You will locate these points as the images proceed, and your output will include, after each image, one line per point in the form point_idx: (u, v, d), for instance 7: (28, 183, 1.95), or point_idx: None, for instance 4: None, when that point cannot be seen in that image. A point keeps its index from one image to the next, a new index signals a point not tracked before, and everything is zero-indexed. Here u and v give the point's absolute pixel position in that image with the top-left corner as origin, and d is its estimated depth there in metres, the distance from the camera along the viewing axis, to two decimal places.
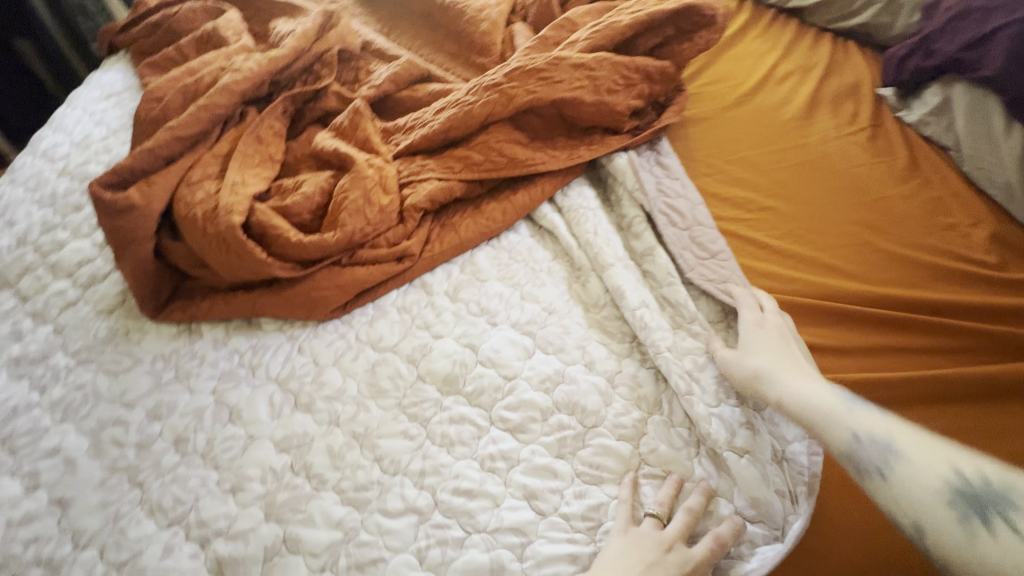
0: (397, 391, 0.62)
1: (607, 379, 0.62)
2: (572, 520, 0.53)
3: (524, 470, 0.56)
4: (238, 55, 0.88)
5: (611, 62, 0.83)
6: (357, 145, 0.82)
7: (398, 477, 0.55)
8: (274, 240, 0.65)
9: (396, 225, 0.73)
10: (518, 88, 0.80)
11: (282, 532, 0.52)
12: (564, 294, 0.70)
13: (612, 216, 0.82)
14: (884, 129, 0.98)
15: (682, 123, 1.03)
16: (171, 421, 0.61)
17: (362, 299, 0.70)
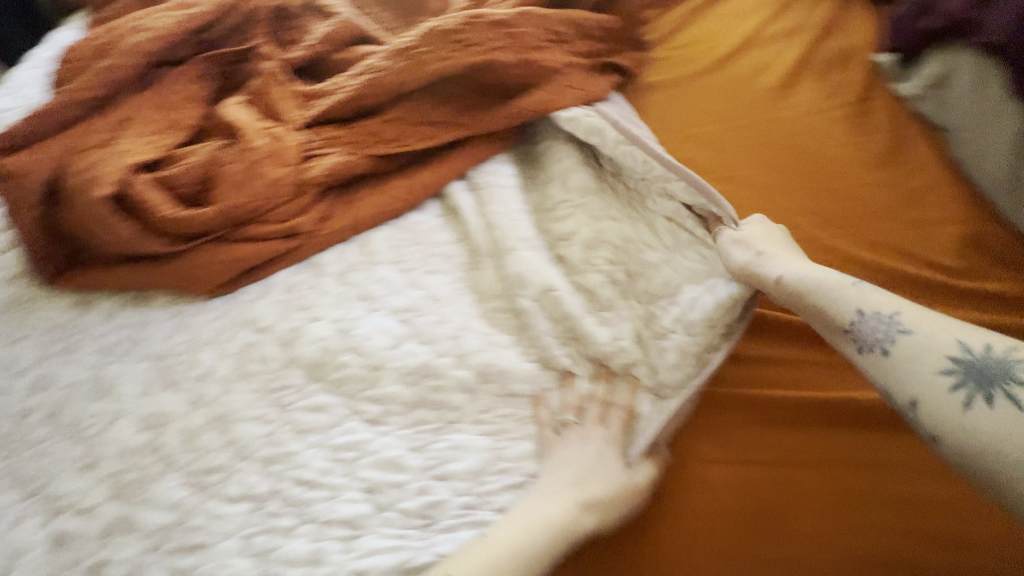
0: (264, 376, 0.61)
1: (475, 373, 0.59)
2: (407, 517, 0.52)
3: (371, 462, 0.55)
4: (158, 12, 0.84)
5: (533, 17, 0.79)
6: (265, 113, 0.78)
7: (243, 463, 0.55)
8: (148, 213, 0.65)
9: (292, 200, 0.70)
10: (429, 50, 0.75)
11: (123, 511, 0.53)
12: (454, 282, 0.67)
13: (532, 196, 0.75)
14: (871, 103, 0.85)
15: (640, 91, 0.93)
16: (48, 394, 0.61)
17: (249, 276, 0.68)
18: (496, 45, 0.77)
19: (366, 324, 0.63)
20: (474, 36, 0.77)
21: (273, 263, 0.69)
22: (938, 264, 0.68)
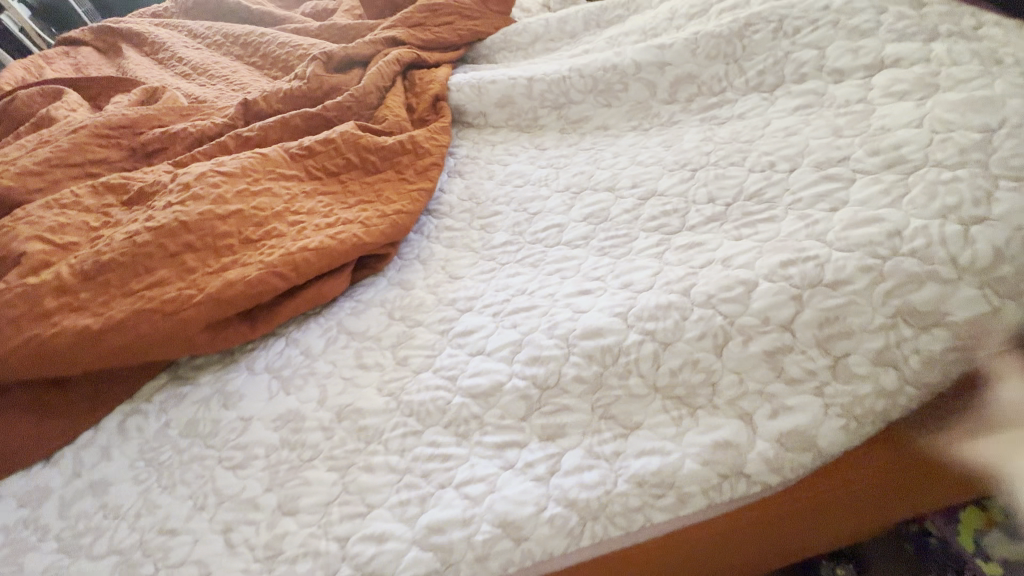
0: (196, 482, 0.64)
1: (415, 529, 0.57)
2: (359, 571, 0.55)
3: (359, 538, 0.57)
4: (63, 128, 0.99)
5: (411, 151, 0.92)
6: (182, 208, 0.75)
7: (190, 527, 0.60)
8: (34, 340, 0.62)
9: (325, 282, 0.77)
10: (371, 212, 0.83)
11: (67, 558, 0.59)
12: (333, 481, 0.62)
13: (441, 273, 0.82)
14: (718, 145, 0.76)
15: (504, 140, 1.01)
16: None
17: (122, 347, 0.64)
18: (382, 208, 0.84)
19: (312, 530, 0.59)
20: (365, 200, 0.86)
21: (156, 354, 0.65)
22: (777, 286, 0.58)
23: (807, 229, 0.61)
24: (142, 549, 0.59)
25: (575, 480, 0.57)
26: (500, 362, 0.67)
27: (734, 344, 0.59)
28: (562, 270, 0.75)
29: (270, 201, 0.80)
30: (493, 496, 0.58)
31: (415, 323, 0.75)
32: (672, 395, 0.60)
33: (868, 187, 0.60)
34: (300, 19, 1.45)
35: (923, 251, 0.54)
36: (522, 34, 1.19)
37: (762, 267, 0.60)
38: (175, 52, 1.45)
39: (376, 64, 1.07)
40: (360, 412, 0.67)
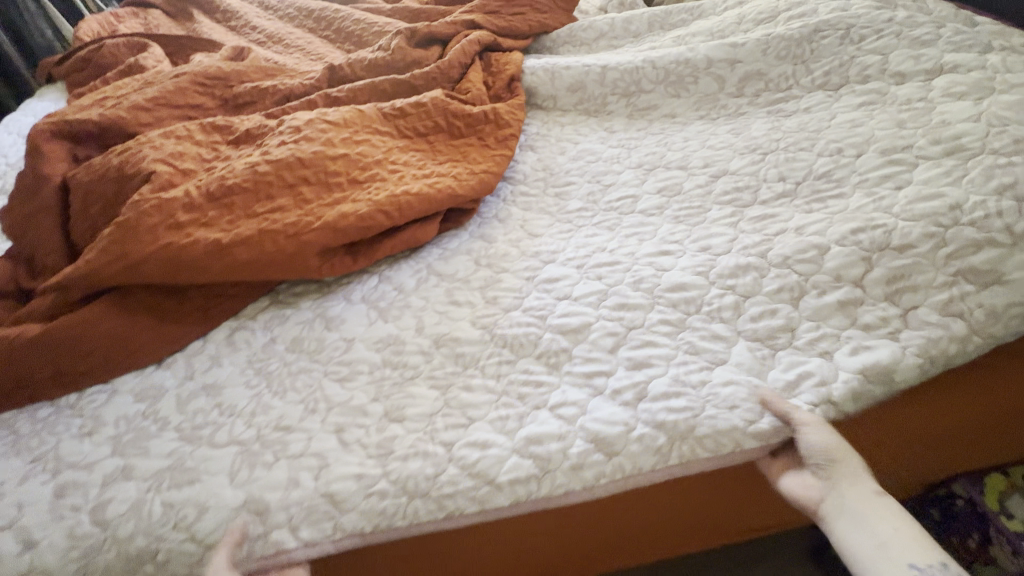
0: (305, 390, 0.69)
1: (517, 440, 0.63)
2: (464, 470, 0.61)
3: (462, 445, 0.63)
4: (164, 75, 1.06)
5: (494, 120, 1.00)
6: (297, 146, 0.82)
7: (305, 426, 0.65)
8: (169, 245, 0.68)
9: (420, 226, 0.84)
10: (461, 169, 0.90)
11: (189, 446, 0.64)
12: (435, 396, 0.68)
13: (521, 230, 0.89)
14: (784, 134, 0.85)
15: (573, 121, 1.09)
16: (89, 217, 0.76)
17: (249, 259, 0.69)
18: (470, 166, 0.91)
19: (418, 436, 0.64)
20: (453, 159, 0.93)
21: (276, 270, 0.71)
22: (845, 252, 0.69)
23: (875, 203, 0.71)
24: (260, 442, 0.64)
25: (663, 406, 0.63)
26: (588, 306, 0.75)
27: (808, 297, 0.68)
28: (640, 234, 0.83)
29: (372, 150, 0.87)
30: (585, 419, 0.64)
31: (501, 270, 0.82)
32: (753, 337, 0.68)
33: (929, 169, 0.70)
34: (369, 2, 1.54)
35: (982, 221, 0.64)
36: (587, 31, 1.29)
37: (834, 233, 0.70)
38: (246, 21, 1.52)
39: (458, 43, 1.15)
40: (457, 340, 0.73)
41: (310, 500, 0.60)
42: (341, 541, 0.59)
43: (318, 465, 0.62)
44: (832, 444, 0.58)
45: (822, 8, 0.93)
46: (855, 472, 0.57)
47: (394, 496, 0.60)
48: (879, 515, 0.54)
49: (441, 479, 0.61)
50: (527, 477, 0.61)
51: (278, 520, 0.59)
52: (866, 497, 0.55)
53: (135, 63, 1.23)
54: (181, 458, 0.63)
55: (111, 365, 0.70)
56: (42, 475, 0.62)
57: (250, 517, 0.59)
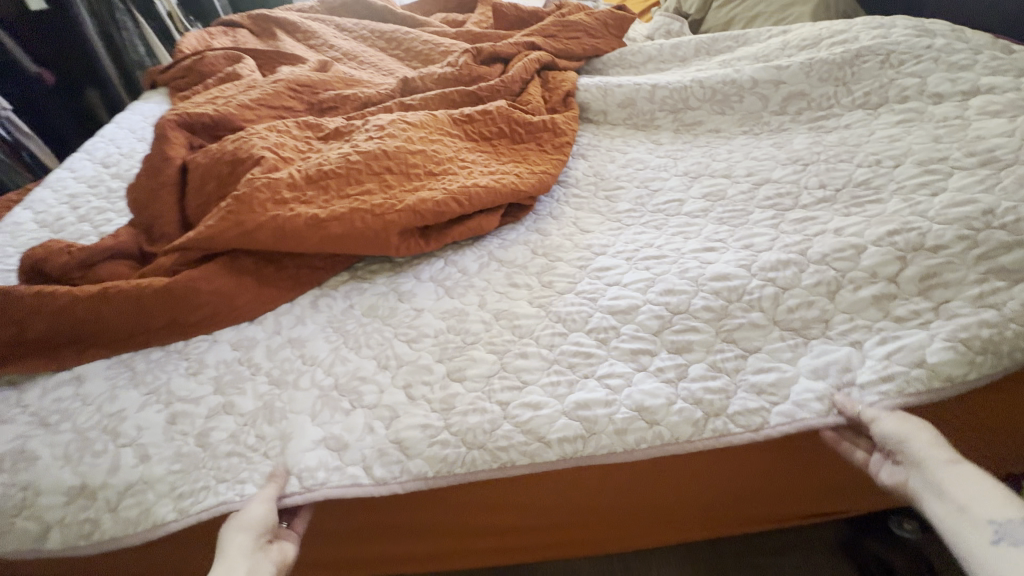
0: (377, 348, 0.77)
1: (568, 405, 0.69)
2: (519, 427, 0.68)
3: (517, 405, 0.69)
4: (262, 82, 1.21)
5: (550, 128, 1.10)
6: (382, 143, 0.95)
7: (380, 379, 0.73)
8: (275, 216, 0.79)
9: (483, 216, 0.93)
10: (521, 169, 1.00)
11: (280, 390, 0.73)
12: (490, 360, 0.75)
13: (572, 226, 0.98)
14: (823, 146, 0.92)
15: (622, 132, 1.18)
16: (206, 196, 0.90)
17: (339, 233, 0.81)
18: (528, 168, 1.01)
19: (478, 395, 0.71)
20: (513, 160, 1.03)
21: (359, 243, 0.82)
22: (879, 249, 0.74)
23: (911, 208, 0.76)
24: (338, 389, 0.73)
25: (700, 384, 0.71)
26: (635, 292, 0.81)
27: (844, 291, 0.74)
28: (684, 230, 0.90)
29: (444, 149, 0.99)
30: (630, 389, 0.71)
31: (556, 260, 0.90)
32: (789, 327, 0.73)
33: (965, 178, 0.76)
34: (435, 27, 1.70)
35: (1014, 224, 0.70)
36: (636, 54, 1.40)
37: (871, 234, 0.76)
38: (325, 40, 1.69)
39: (519, 62, 1.28)
40: (515, 314, 0.81)
41: (383, 444, 0.68)
42: (407, 483, 0.66)
43: (389, 415, 0.70)
44: (909, 426, 0.59)
45: (862, 35, 1.01)
46: (926, 441, 0.57)
47: (455, 444, 0.67)
48: (960, 478, 0.51)
49: (497, 433, 0.68)
50: (574, 436, 0.67)
51: (354, 457, 0.67)
52: (941, 455, 0.54)
53: (233, 71, 1.40)
54: (271, 400, 0.72)
55: (217, 321, 0.80)
56: (155, 404, 0.71)
57: (329, 452, 0.68)
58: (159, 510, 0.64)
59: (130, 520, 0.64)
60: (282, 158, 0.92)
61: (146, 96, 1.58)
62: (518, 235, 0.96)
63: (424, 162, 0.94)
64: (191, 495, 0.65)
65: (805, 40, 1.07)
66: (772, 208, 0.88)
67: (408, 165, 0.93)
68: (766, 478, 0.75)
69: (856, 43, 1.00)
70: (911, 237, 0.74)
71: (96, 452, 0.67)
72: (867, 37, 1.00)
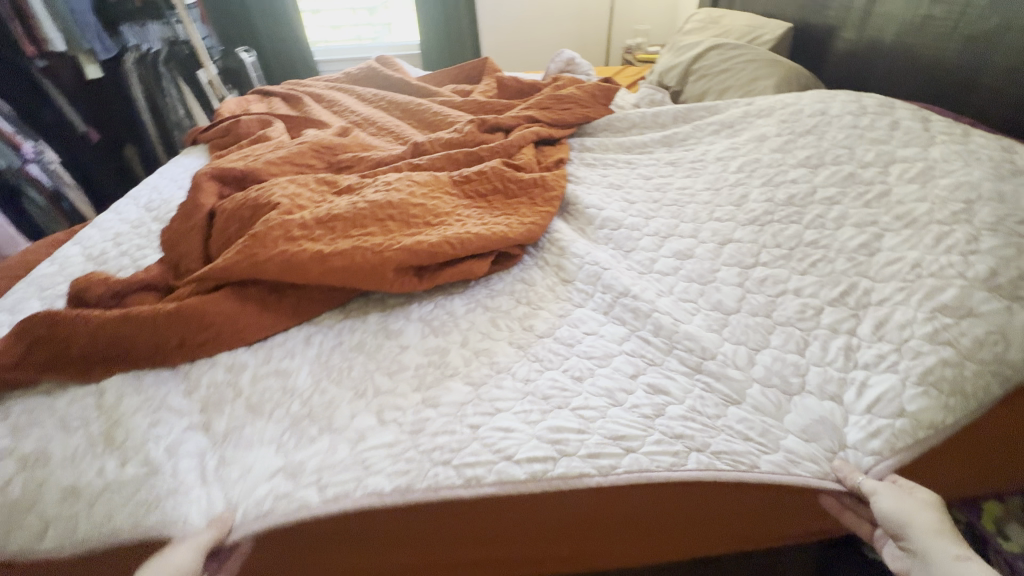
0: (356, 382, 0.85)
1: (540, 433, 0.74)
2: (494, 446, 0.73)
3: (487, 428, 0.76)
4: (290, 142, 1.38)
5: (540, 186, 1.23)
6: (388, 195, 1.07)
7: (360, 408, 0.81)
8: (287, 254, 0.90)
9: (474, 260, 1.03)
10: (511, 221, 1.11)
11: (263, 423, 0.80)
12: (467, 393, 0.81)
13: (557, 274, 1.08)
14: (777, 211, 1.05)
15: (606, 189, 1.31)
16: (228, 236, 1.02)
17: (341, 271, 0.91)
18: (517, 219, 1.12)
19: (454, 420, 0.77)
20: (504, 213, 1.15)
21: (359, 280, 0.92)
22: (836, 306, 0.85)
23: (856, 267, 0.88)
24: (310, 416, 0.80)
25: (678, 422, 0.76)
26: (611, 342, 0.89)
27: (812, 346, 0.83)
28: (659, 285, 1.00)
29: (442, 203, 1.11)
30: (603, 420, 0.76)
31: (538, 307, 1.00)
32: (758, 378, 0.81)
33: (894, 238, 0.88)
34: (444, 98, 1.91)
35: (941, 271, 0.79)
36: (622, 121, 1.58)
37: (826, 294, 0.87)
38: (345, 107, 1.90)
39: (518, 133, 1.44)
40: (493, 351, 0.89)
41: (343, 463, 0.73)
42: (359, 499, 0.69)
43: (355, 437, 0.76)
44: (908, 508, 0.64)
45: (805, 116, 1.17)
46: (929, 530, 0.61)
47: (418, 461, 0.72)
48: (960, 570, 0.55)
49: (463, 451, 0.73)
50: (545, 457, 0.72)
51: (309, 480, 0.72)
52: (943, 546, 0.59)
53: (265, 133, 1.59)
54: (252, 433, 0.79)
55: (222, 341, 0.90)
56: (145, 409, 0.79)
57: (285, 479, 0.72)
58: (122, 519, 0.68)
59: (95, 520, 0.68)
60: (298, 205, 1.05)
61: (187, 152, 1.77)
62: (508, 284, 1.06)
63: (425, 213, 1.06)
64: (149, 507, 0.69)
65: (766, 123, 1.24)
66: (733, 265, 0.99)
67: (409, 214, 1.05)
68: (737, 518, 0.76)
69: (803, 123, 1.16)
70: (854, 292, 0.85)
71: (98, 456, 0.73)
72: (812, 116, 1.17)
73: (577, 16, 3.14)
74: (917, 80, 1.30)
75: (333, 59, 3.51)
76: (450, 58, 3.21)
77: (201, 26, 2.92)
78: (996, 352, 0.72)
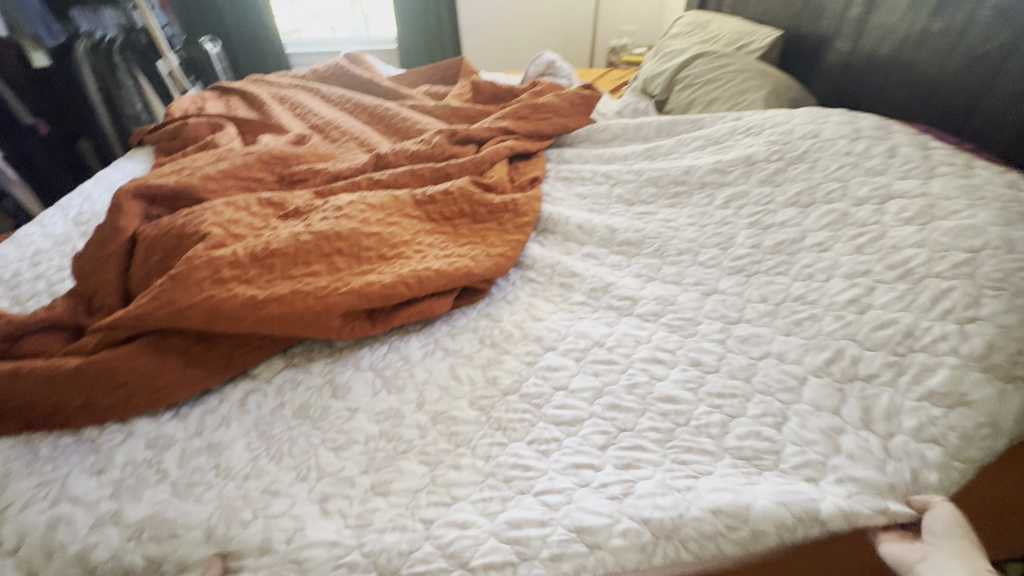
0: (296, 459, 0.73)
1: (495, 525, 0.64)
2: (442, 548, 0.62)
3: (438, 523, 0.65)
4: (237, 153, 1.25)
5: (512, 210, 1.12)
6: (337, 222, 0.96)
7: (296, 491, 0.69)
8: (212, 300, 0.78)
9: (433, 299, 0.93)
10: (478, 252, 1.00)
11: (175, 504, 0.68)
12: (419, 473, 0.71)
13: (525, 311, 0.98)
14: (765, 251, 0.97)
15: (584, 213, 1.21)
16: (151, 271, 0.90)
17: (276, 319, 0.80)
18: (484, 250, 1.02)
19: (400, 511, 0.67)
20: (471, 242, 1.04)
21: (298, 329, 0.81)
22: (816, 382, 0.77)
23: (844, 329, 0.80)
24: (244, 501, 0.68)
25: (649, 502, 0.65)
26: (579, 401, 0.79)
27: (789, 424, 0.73)
28: (637, 331, 0.90)
29: (401, 232, 1.00)
30: (569, 507, 0.66)
31: (504, 352, 0.89)
32: (740, 455, 0.71)
33: (886, 294, 0.80)
34: (415, 101, 1.78)
35: (931, 346, 0.72)
36: (604, 132, 1.49)
37: (811, 362, 0.79)
38: (309, 110, 1.76)
39: (490, 148, 1.33)
40: (452, 417, 0.78)
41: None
42: None
43: (290, 527, 0.65)
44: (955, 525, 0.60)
45: (796, 138, 1.09)
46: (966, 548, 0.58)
47: (363, 568, 0.62)
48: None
49: (412, 557, 0.62)
50: None
51: None
52: (961, 571, 0.56)
53: (214, 139, 1.45)
54: (163, 512, 0.67)
55: (138, 402, 0.78)
56: (40, 501, 0.67)
57: None
58: None
59: None
60: (233, 233, 0.92)
61: (131, 156, 1.61)
62: (473, 322, 0.96)
63: (380, 246, 0.95)
64: None
65: (756, 143, 1.15)
66: (715, 314, 0.91)
67: (361, 247, 0.93)
68: None
69: (792, 146, 1.08)
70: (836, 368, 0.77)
71: None
72: (804, 137, 1.08)
73: (562, 11, 3.01)
74: (913, 98, 1.23)
75: (306, 53, 3.35)
76: (429, 56, 3.08)
77: (161, 13, 2.73)
78: (985, 447, 0.66)
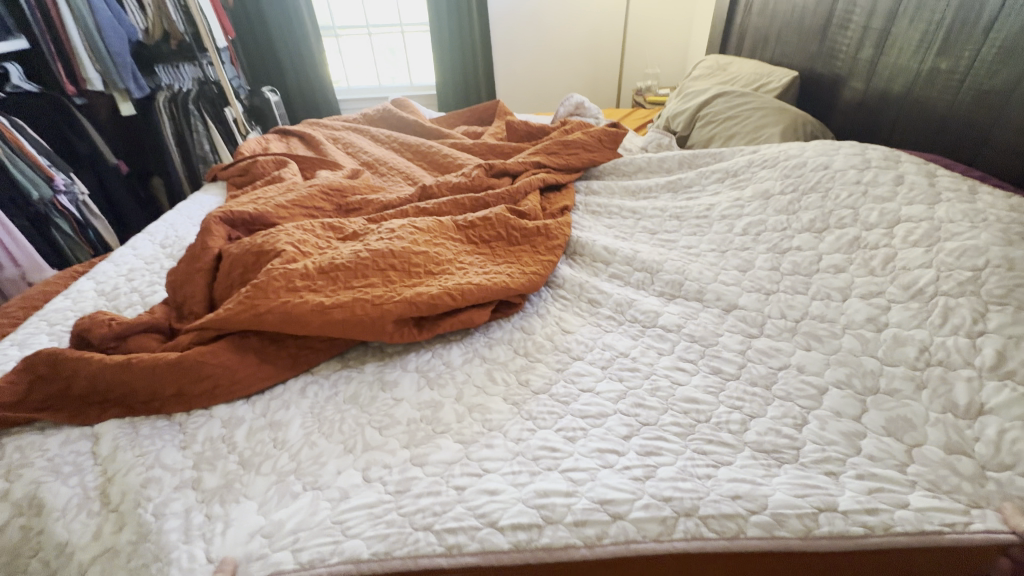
0: (343, 434, 0.84)
1: (527, 494, 0.72)
2: (474, 509, 0.70)
3: (472, 490, 0.73)
4: (301, 185, 1.43)
5: (543, 234, 1.24)
6: (390, 243, 1.09)
7: (347, 463, 0.79)
8: (285, 305, 0.91)
9: (473, 311, 1.04)
10: (513, 270, 1.11)
11: (245, 471, 0.79)
12: (454, 447, 0.80)
13: (556, 324, 1.08)
14: (782, 273, 1.05)
15: (611, 239, 1.31)
16: (233, 283, 1.04)
17: (338, 322, 0.92)
18: (518, 269, 1.12)
19: (435, 478, 0.75)
20: (506, 262, 1.16)
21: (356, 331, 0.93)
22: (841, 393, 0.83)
23: (862, 346, 0.87)
24: (298, 472, 0.78)
25: (669, 485, 0.72)
26: (606, 400, 0.87)
27: (809, 425, 0.79)
28: (660, 343, 0.98)
29: (445, 252, 1.12)
30: (594, 483, 0.73)
31: (537, 359, 0.98)
32: (760, 448, 0.77)
33: (902, 312, 0.86)
34: (455, 140, 1.96)
35: (947, 360, 0.78)
36: (628, 166, 1.61)
37: (831, 375, 0.85)
38: (360, 149, 1.96)
39: (524, 180, 1.47)
40: (487, 408, 0.87)
41: (322, 526, 0.70)
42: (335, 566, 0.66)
43: (337, 496, 0.74)
44: None
45: (808, 169, 1.17)
46: None
47: (399, 525, 0.69)
48: None
49: (446, 516, 0.70)
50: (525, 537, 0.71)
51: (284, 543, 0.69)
52: None
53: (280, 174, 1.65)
54: (232, 480, 0.78)
55: (219, 392, 0.90)
56: (139, 466, 0.79)
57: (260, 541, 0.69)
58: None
59: None
60: (302, 251, 1.07)
61: (207, 189, 1.83)
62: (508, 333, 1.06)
63: (427, 263, 1.07)
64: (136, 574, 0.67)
65: (772, 175, 1.24)
66: (737, 330, 0.98)
67: (411, 264, 1.06)
68: None
69: (805, 176, 1.17)
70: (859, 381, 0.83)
71: (89, 512, 0.74)
72: (815, 167, 1.16)
73: (591, 58, 3.23)
74: (926, 131, 1.30)
75: (355, 100, 3.66)
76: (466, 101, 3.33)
77: (232, 68, 3.08)
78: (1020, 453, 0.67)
